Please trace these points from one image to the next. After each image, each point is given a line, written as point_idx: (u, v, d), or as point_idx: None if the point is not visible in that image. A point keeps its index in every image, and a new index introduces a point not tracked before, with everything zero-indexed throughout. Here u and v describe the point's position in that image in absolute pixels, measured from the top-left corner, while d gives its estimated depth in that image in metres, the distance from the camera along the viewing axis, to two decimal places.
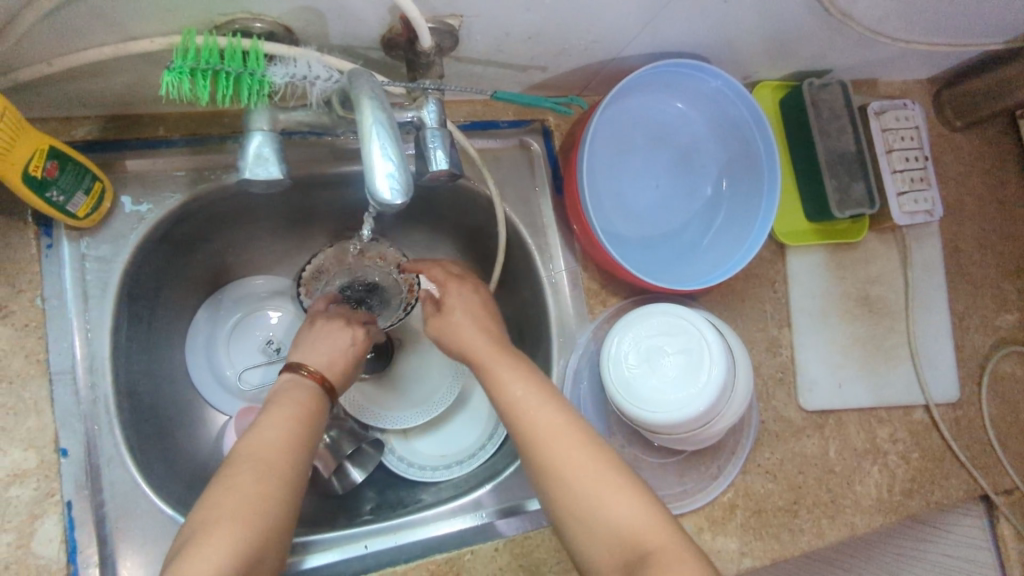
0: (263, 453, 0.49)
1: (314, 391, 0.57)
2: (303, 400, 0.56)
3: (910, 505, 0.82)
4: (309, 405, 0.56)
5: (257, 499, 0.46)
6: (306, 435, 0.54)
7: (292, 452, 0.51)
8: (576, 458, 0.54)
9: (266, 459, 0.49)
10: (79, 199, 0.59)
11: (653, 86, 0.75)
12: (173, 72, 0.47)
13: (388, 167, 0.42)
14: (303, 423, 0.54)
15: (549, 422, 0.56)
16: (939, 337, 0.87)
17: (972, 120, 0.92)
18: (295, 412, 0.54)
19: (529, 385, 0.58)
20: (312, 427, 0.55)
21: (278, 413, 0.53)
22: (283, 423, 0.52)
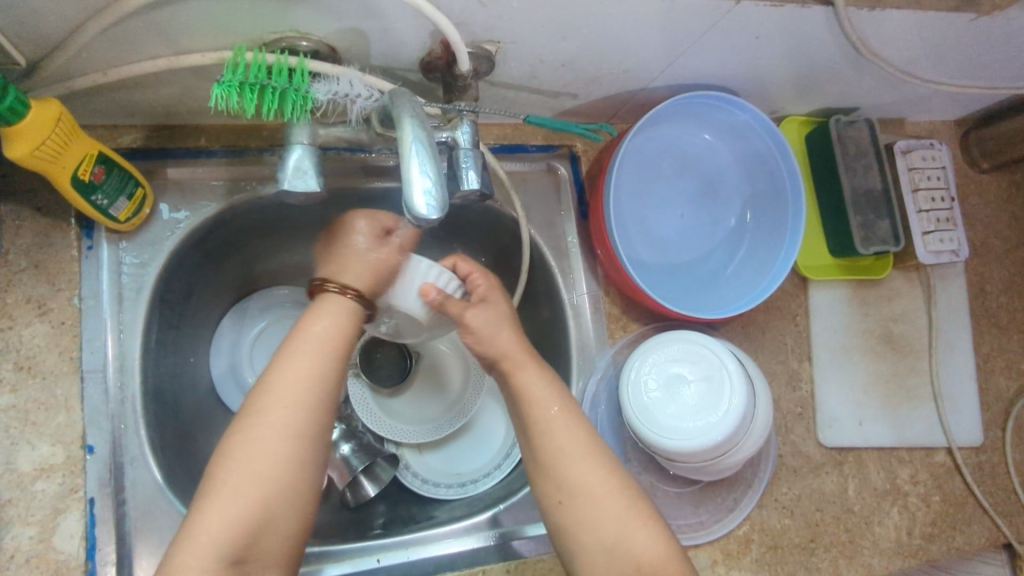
0: (286, 400, 0.51)
1: (347, 317, 0.55)
2: (329, 335, 0.54)
3: (930, 549, 0.80)
4: (335, 339, 0.54)
5: (277, 454, 0.49)
6: (325, 378, 0.53)
7: (304, 406, 0.51)
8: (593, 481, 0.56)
9: (273, 421, 0.50)
10: (121, 204, 0.61)
11: (681, 116, 0.76)
12: (223, 85, 0.49)
13: (426, 184, 0.44)
14: (320, 364, 0.53)
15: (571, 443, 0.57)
16: (964, 379, 0.86)
17: (998, 163, 0.92)
18: (315, 353, 0.53)
19: (557, 407, 0.58)
20: (335, 366, 0.54)
21: (304, 350, 0.53)
22: (296, 375, 0.52)
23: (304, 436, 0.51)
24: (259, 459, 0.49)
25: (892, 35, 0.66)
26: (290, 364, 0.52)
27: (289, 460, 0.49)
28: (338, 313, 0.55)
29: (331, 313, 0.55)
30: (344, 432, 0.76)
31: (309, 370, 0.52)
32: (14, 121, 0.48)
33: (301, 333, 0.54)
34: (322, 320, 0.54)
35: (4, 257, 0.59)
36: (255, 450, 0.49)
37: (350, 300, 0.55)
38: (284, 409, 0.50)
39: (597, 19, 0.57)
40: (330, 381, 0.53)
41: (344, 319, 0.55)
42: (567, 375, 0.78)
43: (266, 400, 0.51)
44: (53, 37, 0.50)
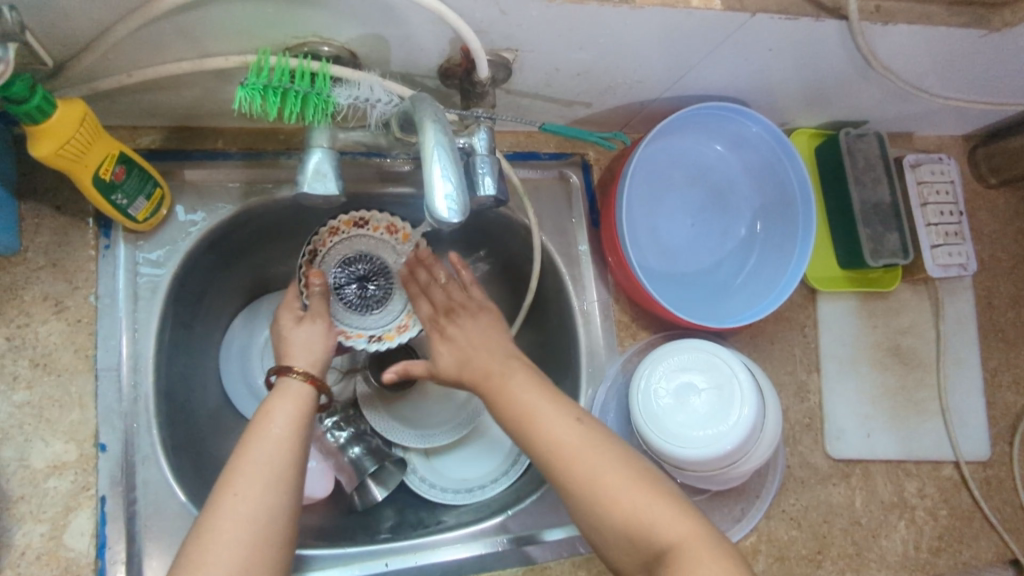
0: (255, 468, 0.50)
1: (302, 398, 0.56)
2: (286, 419, 0.54)
3: (937, 564, 0.80)
4: (293, 423, 0.54)
5: (252, 521, 0.47)
6: (289, 463, 0.51)
7: (265, 489, 0.49)
8: (599, 467, 0.52)
9: (234, 508, 0.48)
10: (140, 203, 0.61)
11: (693, 127, 0.77)
12: (248, 89, 0.50)
13: (447, 188, 0.44)
14: (281, 446, 0.52)
15: (557, 436, 0.54)
16: (971, 393, 0.86)
17: (1007, 178, 0.92)
18: (275, 439, 0.52)
19: (540, 394, 0.56)
20: (299, 444, 0.53)
21: (265, 426, 0.53)
22: (258, 460, 0.50)
23: (270, 520, 0.48)
24: (222, 545, 0.46)
25: (904, 48, 0.66)
26: (246, 449, 0.51)
27: (252, 548, 0.47)
28: (290, 395, 0.56)
29: (286, 398, 0.56)
30: (352, 435, 0.77)
31: (275, 442, 0.52)
32: (40, 120, 0.49)
33: (259, 418, 0.54)
34: (276, 405, 0.55)
35: (23, 255, 0.60)
36: (211, 536, 0.46)
37: (309, 384, 0.58)
38: (242, 492, 0.48)
39: (614, 30, 0.58)
40: (294, 464, 0.52)
41: (298, 404, 0.56)
42: (576, 382, 0.78)
43: (225, 483, 0.49)
44: (81, 38, 0.50)
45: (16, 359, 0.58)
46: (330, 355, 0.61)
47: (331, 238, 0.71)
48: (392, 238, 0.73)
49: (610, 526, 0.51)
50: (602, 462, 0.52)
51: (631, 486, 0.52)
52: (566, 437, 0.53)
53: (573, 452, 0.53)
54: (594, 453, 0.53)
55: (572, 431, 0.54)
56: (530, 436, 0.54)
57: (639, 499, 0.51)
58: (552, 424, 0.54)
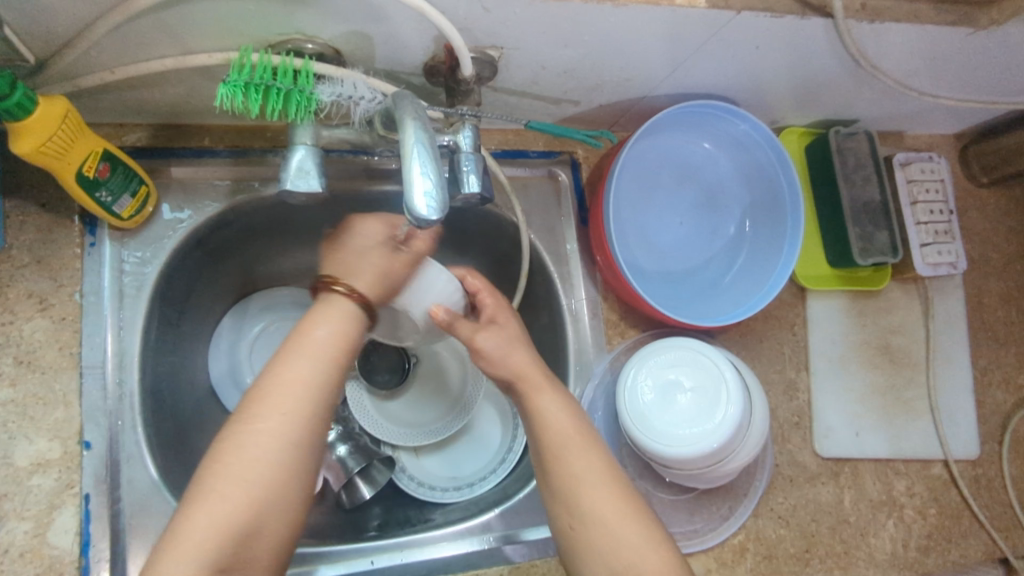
0: (291, 387, 0.50)
1: (348, 319, 0.54)
2: (330, 339, 0.53)
3: (926, 562, 0.80)
4: (337, 344, 0.53)
5: (278, 444, 0.49)
6: (323, 385, 0.51)
7: (294, 407, 0.50)
8: (610, 523, 0.54)
9: (265, 422, 0.49)
10: (125, 201, 0.61)
11: (681, 126, 0.77)
12: (228, 85, 0.50)
13: (426, 185, 0.44)
14: (316, 368, 0.52)
15: (603, 507, 0.55)
16: (961, 391, 0.86)
17: (997, 177, 0.93)
18: (321, 359, 0.52)
19: (577, 446, 0.57)
20: (335, 367, 0.53)
21: (305, 347, 0.52)
22: (295, 378, 0.51)
23: (296, 442, 0.49)
24: (252, 461, 0.48)
25: (891, 46, 0.66)
26: (287, 367, 0.51)
27: (273, 466, 0.48)
28: (341, 316, 0.54)
29: (333, 317, 0.54)
30: (340, 434, 0.77)
31: (312, 365, 0.51)
32: (22, 117, 0.49)
33: (304, 336, 0.53)
34: (326, 319, 0.53)
35: (7, 252, 0.60)
36: (247, 454, 0.48)
37: (352, 302, 0.55)
38: (278, 422, 0.49)
39: (599, 28, 0.58)
40: (329, 390, 0.52)
41: (347, 320, 0.54)
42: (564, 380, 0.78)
43: (260, 396, 0.50)
44: (62, 35, 0.50)
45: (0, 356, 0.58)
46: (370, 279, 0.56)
47: None
48: None
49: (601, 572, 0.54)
50: (627, 525, 0.54)
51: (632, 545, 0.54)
52: (590, 484, 0.56)
53: (610, 525, 0.54)
54: (608, 504, 0.55)
55: (595, 482, 0.56)
56: (556, 472, 0.56)
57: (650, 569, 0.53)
58: (575, 461, 0.56)
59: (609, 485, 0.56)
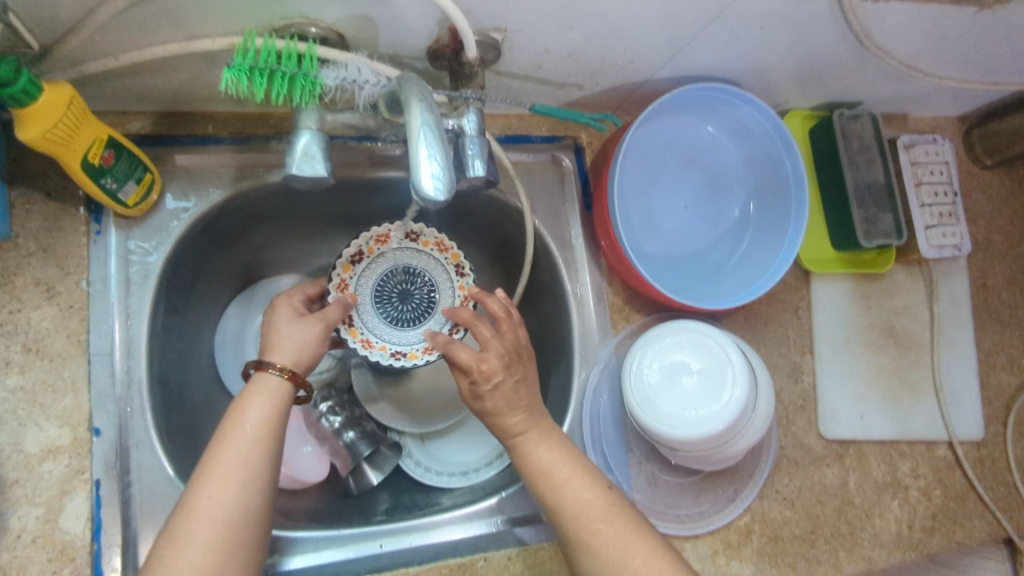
0: (227, 474, 0.50)
1: (278, 399, 0.55)
2: (261, 419, 0.53)
3: (930, 543, 0.81)
4: (270, 423, 0.53)
5: (219, 537, 0.48)
6: (262, 465, 0.51)
7: (235, 494, 0.49)
8: (603, 536, 0.55)
9: (207, 513, 0.48)
10: (130, 188, 0.61)
11: (684, 109, 0.76)
12: (233, 69, 0.50)
13: (434, 169, 0.44)
14: (253, 450, 0.51)
15: (590, 517, 0.55)
16: (965, 373, 0.87)
17: (1001, 159, 0.92)
18: (252, 444, 0.51)
19: (560, 460, 0.58)
20: (270, 447, 0.53)
21: (234, 436, 0.52)
22: (232, 463, 0.50)
23: (237, 530, 0.48)
24: (193, 554, 0.47)
25: (897, 26, 0.66)
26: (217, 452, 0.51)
27: (217, 561, 0.47)
28: (269, 397, 0.54)
29: (262, 396, 0.54)
30: (347, 420, 0.78)
31: (245, 450, 0.51)
32: (27, 103, 0.49)
33: (231, 419, 0.52)
34: (254, 404, 0.53)
35: (15, 240, 0.60)
36: (183, 553, 0.46)
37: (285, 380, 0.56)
38: (219, 513, 0.48)
39: (604, 10, 0.58)
40: (267, 471, 0.52)
41: (275, 402, 0.54)
42: (569, 365, 0.78)
43: (199, 489, 0.49)
44: (65, 21, 0.50)
45: (9, 344, 0.58)
46: (292, 354, 0.58)
47: (377, 246, 0.72)
48: (442, 255, 0.74)
49: None
50: (619, 536, 0.54)
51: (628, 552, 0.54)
52: (579, 498, 0.56)
53: (603, 534, 0.55)
54: (598, 516, 0.55)
55: (581, 496, 0.56)
56: (543, 491, 0.57)
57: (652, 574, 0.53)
58: (558, 481, 0.57)
59: (597, 492, 0.56)
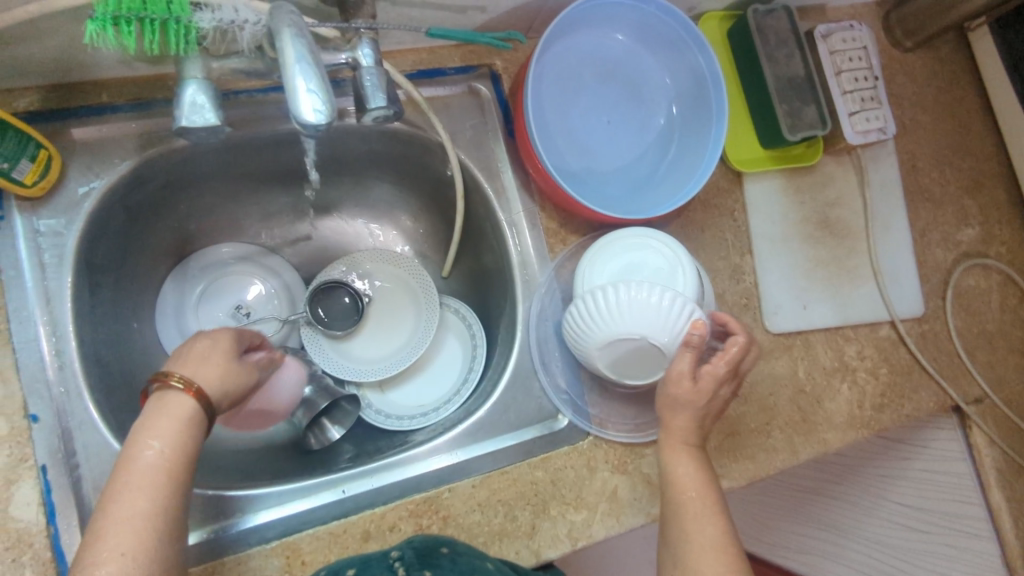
0: (129, 513, 0.45)
1: (185, 424, 0.50)
2: (164, 449, 0.48)
3: (881, 418, 0.84)
4: (175, 449, 0.49)
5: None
6: (168, 498, 0.47)
7: (141, 534, 0.45)
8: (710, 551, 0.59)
9: (107, 557, 0.43)
10: (25, 166, 0.59)
11: (593, 21, 0.75)
12: (97, 21, 0.47)
13: (313, 99, 0.43)
14: (155, 484, 0.47)
15: (701, 530, 0.60)
16: (901, 253, 0.89)
17: (920, 40, 0.93)
18: (152, 483, 0.47)
19: (704, 483, 0.62)
20: (176, 477, 0.48)
21: (131, 476, 0.46)
22: (129, 501, 0.45)
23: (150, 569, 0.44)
24: None
25: None
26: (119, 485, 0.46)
27: None
28: (173, 419, 0.49)
29: (160, 421, 0.49)
30: (303, 376, 0.77)
31: (146, 490, 0.46)
32: None
33: (125, 456, 0.47)
34: (159, 433, 0.48)
35: None
36: None
37: (189, 396, 0.51)
38: (122, 555, 0.43)
39: None
40: (175, 503, 0.47)
41: (183, 427, 0.50)
42: (513, 294, 0.78)
43: (95, 535, 0.44)
44: None
45: None
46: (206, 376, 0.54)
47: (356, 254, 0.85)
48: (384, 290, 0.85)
49: None
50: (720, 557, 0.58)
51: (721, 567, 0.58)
52: (706, 515, 0.61)
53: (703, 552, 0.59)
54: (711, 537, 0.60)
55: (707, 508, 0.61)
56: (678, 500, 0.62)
57: None
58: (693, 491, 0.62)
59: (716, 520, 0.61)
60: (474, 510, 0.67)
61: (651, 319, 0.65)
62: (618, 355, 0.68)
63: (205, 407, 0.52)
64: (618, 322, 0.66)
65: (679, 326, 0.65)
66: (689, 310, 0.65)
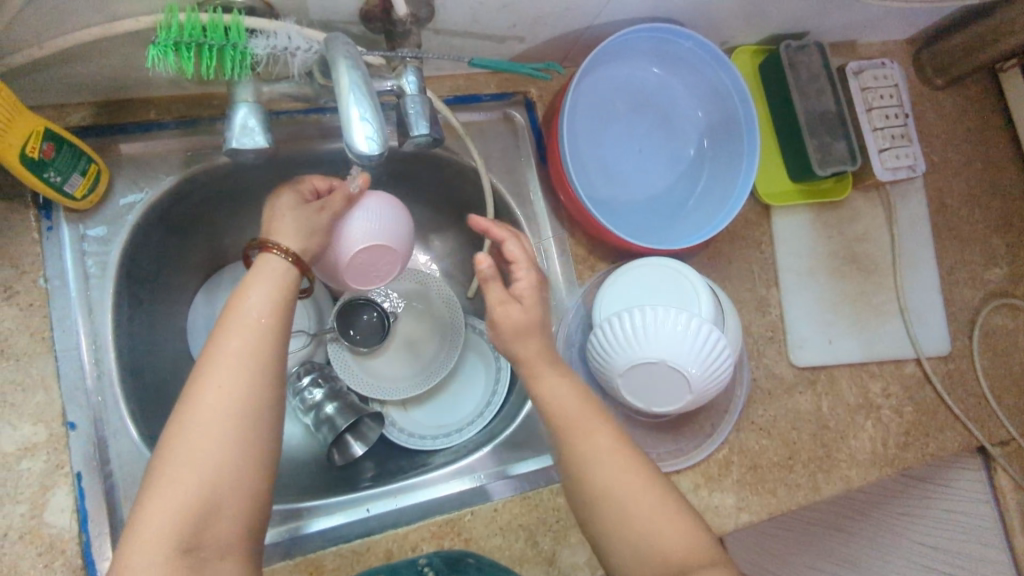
0: (236, 359, 0.51)
1: (284, 283, 0.56)
2: (265, 304, 0.55)
3: (905, 457, 0.83)
4: (275, 304, 0.55)
5: (232, 414, 0.50)
6: (267, 346, 0.53)
7: (240, 382, 0.51)
8: (633, 493, 0.56)
9: (217, 397, 0.50)
10: (76, 180, 0.61)
11: (629, 53, 0.76)
12: (159, 46, 0.49)
13: (366, 128, 0.44)
14: (258, 333, 0.53)
15: (620, 475, 0.56)
16: (928, 291, 0.89)
17: (950, 78, 0.93)
18: (257, 328, 0.53)
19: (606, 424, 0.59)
20: (273, 329, 0.54)
21: (236, 325, 0.53)
22: (236, 348, 0.52)
23: (256, 406, 0.51)
24: (210, 438, 0.49)
25: None
26: (221, 343, 0.52)
27: (236, 437, 0.49)
28: (272, 279, 0.56)
29: (262, 281, 0.56)
30: (328, 393, 0.78)
31: (249, 337, 0.52)
32: None
33: (232, 309, 0.54)
34: (256, 289, 0.55)
35: None
36: (193, 435, 0.49)
37: (287, 263, 0.57)
38: (233, 397, 0.50)
39: None
40: (274, 354, 0.53)
41: (278, 288, 0.56)
42: None
43: (204, 377, 0.50)
44: None
45: None
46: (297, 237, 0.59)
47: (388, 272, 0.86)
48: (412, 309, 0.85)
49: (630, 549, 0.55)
50: (644, 493, 0.56)
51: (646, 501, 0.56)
52: (617, 469, 0.56)
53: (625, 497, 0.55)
54: (633, 478, 0.56)
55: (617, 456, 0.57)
56: (578, 453, 0.57)
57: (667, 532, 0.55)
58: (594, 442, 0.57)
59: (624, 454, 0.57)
60: (496, 534, 0.67)
61: (669, 342, 0.65)
62: (643, 387, 0.67)
63: (298, 271, 0.58)
64: (641, 350, 0.65)
65: (704, 349, 0.65)
66: (710, 332, 0.66)
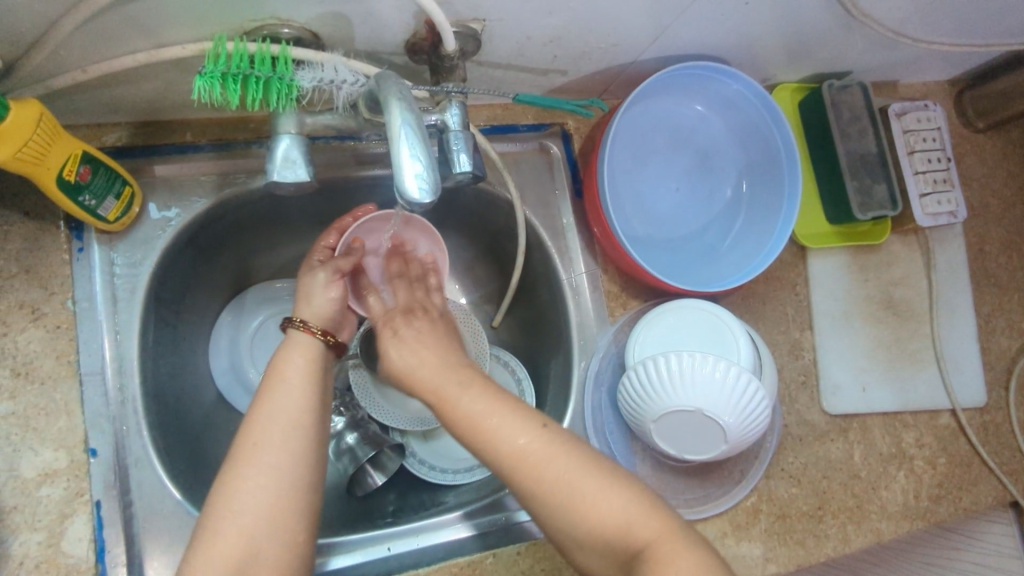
0: (283, 415, 0.52)
1: (317, 353, 0.58)
2: (301, 371, 0.56)
3: (937, 511, 0.81)
4: (311, 373, 0.56)
5: (281, 469, 0.49)
6: (309, 406, 0.53)
7: (287, 436, 0.51)
8: (565, 479, 0.50)
9: (259, 455, 0.49)
10: (109, 203, 0.60)
11: (671, 89, 0.75)
12: (205, 77, 0.48)
13: (416, 167, 0.43)
14: (299, 394, 0.54)
15: (537, 458, 0.51)
16: (965, 339, 0.86)
17: (994, 121, 0.91)
18: (296, 389, 0.54)
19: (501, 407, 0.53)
20: (314, 392, 0.55)
21: (282, 387, 0.54)
22: (277, 406, 0.52)
23: (304, 464, 0.50)
24: (253, 490, 0.48)
25: None
26: (266, 400, 0.53)
27: (280, 493, 0.49)
28: (310, 352, 0.57)
29: (293, 350, 0.57)
30: (349, 422, 0.77)
31: (296, 398, 0.53)
32: None
33: (273, 373, 0.55)
34: (297, 357, 0.57)
35: None
36: (240, 491, 0.48)
37: (314, 336, 0.58)
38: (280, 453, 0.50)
39: None
40: (314, 411, 0.53)
41: (314, 359, 0.57)
42: (569, 355, 0.77)
43: (245, 436, 0.51)
44: (28, 36, 0.48)
45: None
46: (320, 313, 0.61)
47: None
48: None
49: (578, 530, 0.50)
50: (564, 471, 0.50)
51: (575, 478, 0.50)
52: (527, 445, 0.51)
53: (546, 477, 0.50)
54: (556, 460, 0.51)
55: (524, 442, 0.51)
56: (488, 443, 0.52)
57: (607, 505, 0.49)
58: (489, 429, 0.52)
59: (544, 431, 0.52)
60: None
61: (707, 392, 0.63)
62: (674, 434, 0.65)
63: (333, 347, 0.60)
64: (676, 396, 0.64)
65: (740, 397, 0.63)
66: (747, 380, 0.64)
